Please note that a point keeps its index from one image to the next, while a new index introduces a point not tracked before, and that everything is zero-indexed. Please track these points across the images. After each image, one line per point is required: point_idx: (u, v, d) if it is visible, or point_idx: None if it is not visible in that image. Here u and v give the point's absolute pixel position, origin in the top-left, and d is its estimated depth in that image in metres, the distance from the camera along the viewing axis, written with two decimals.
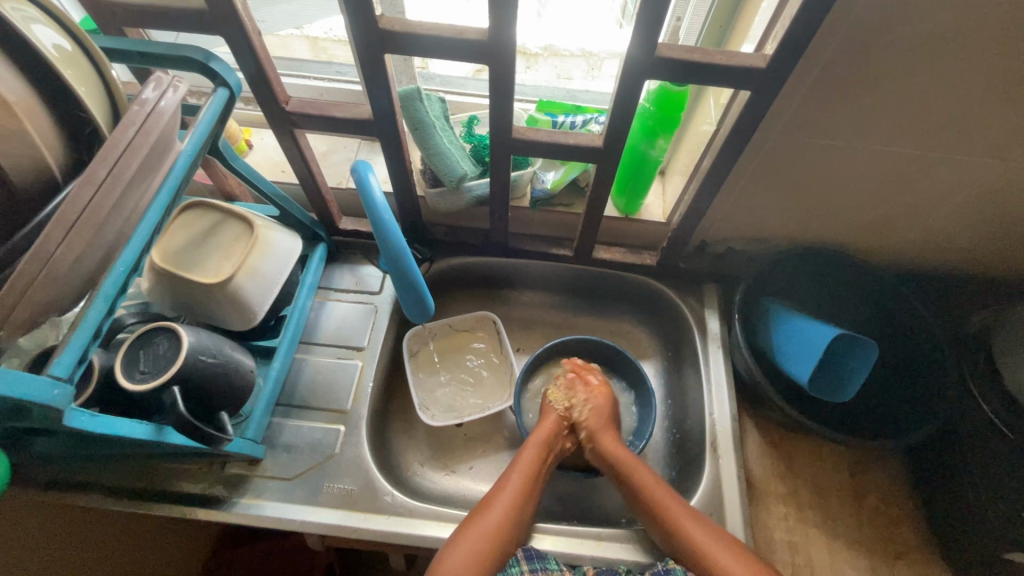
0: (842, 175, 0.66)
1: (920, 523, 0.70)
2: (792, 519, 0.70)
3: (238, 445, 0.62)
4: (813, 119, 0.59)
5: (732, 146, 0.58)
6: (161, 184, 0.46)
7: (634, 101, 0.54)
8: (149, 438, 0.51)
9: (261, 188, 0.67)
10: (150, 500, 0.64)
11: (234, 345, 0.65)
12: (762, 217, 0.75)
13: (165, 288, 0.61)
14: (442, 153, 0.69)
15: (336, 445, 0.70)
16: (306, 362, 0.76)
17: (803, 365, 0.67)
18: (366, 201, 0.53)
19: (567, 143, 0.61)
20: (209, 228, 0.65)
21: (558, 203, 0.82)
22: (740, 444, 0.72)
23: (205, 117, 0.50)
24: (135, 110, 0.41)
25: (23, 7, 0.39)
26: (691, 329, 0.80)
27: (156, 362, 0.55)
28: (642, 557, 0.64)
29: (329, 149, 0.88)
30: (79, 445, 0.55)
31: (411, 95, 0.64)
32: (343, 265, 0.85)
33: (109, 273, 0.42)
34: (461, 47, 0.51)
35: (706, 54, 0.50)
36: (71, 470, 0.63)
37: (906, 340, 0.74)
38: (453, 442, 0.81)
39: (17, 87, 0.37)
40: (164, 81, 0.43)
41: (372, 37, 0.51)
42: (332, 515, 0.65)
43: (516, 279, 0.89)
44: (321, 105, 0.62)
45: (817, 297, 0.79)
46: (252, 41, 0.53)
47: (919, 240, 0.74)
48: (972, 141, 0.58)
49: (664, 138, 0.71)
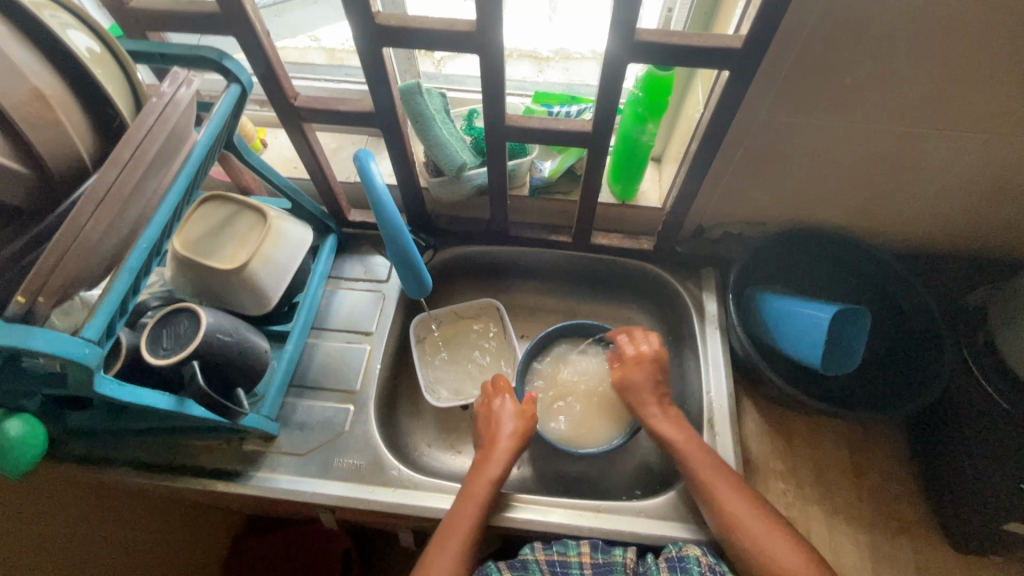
0: (832, 154, 0.67)
1: (921, 498, 0.70)
2: (791, 495, 0.70)
3: (253, 421, 0.66)
4: (797, 98, 0.61)
5: (716, 127, 0.60)
6: (180, 170, 0.50)
7: (619, 84, 0.57)
8: (172, 409, 0.55)
9: (274, 181, 0.71)
10: (172, 474, 0.68)
11: (250, 328, 0.69)
12: (756, 199, 0.77)
13: (187, 276, 0.66)
14: (442, 144, 0.73)
15: (346, 423, 0.74)
16: (318, 346, 0.80)
17: (799, 342, 0.68)
18: (367, 186, 0.56)
19: (558, 129, 0.64)
20: (226, 218, 0.69)
21: (557, 191, 0.86)
22: (738, 422, 0.74)
23: (219, 111, 0.55)
24: (154, 101, 0.45)
25: (59, 14, 0.43)
26: (690, 310, 0.82)
27: (177, 339, 0.59)
28: (638, 530, 0.65)
29: (338, 146, 0.93)
30: (109, 418, 0.60)
31: (411, 90, 0.67)
32: (353, 256, 0.90)
33: (133, 249, 0.47)
34: (453, 38, 0.55)
35: (685, 37, 0.52)
36: (104, 445, 0.68)
37: (906, 318, 0.74)
38: (460, 424, 0.84)
39: (54, 84, 0.41)
40: (180, 78, 0.48)
41: (371, 32, 0.55)
42: (342, 488, 0.68)
43: (520, 267, 0.92)
44: (327, 100, 0.66)
45: (812, 278, 0.80)
46: (261, 40, 0.58)
47: (914, 218, 0.75)
48: (956, 116, 0.59)
49: (654, 123, 0.73)
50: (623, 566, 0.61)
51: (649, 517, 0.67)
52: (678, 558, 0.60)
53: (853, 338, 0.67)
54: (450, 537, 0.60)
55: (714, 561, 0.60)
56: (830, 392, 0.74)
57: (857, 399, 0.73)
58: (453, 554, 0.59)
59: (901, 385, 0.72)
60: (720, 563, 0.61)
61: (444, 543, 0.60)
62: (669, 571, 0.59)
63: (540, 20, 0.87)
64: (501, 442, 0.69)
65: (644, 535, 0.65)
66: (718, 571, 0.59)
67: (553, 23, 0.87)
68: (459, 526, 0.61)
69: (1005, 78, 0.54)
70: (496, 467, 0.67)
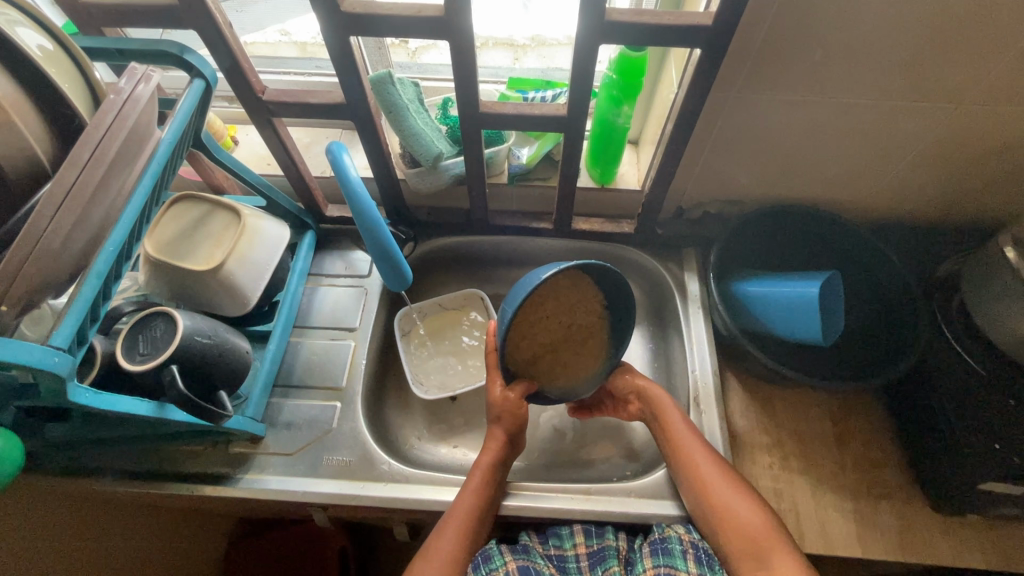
0: (805, 131, 0.68)
1: (900, 463, 0.72)
2: (777, 467, 0.72)
3: (238, 422, 0.65)
4: (768, 76, 0.61)
5: (689, 107, 0.60)
6: (144, 169, 0.49)
7: (591, 67, 0.57)
8: (151, 415, 0.54)
9: (246, 179, 0.70)
10: (157, 481, 0.67)
11: (229, 329, 0.67)
12: (734, 178, 0.78)
13: (162, 280, 0.64)
14: (418, 134, 0.72)
15: (333, 420, 0.74)
16: (301, 344, 0.79)
17: (785, 318, 0.69)
18: (341, 179, 0.56)
19: (533, 115, 0.64)
20: (198, 219, 0.67)
21: (536, 177, 0.86)
22: (723, 398, 0.75)
23: (183, 107, 0.53)
24: (112, 98, 0.44)
25: (6, 11, 0.41)
26: (672, 291, 0.84)
27: (154, 344, 0.58)
28: (630, 510, 0.66)
29: (312, 141, 0.92)
30: (90, 428, 0.58)
31: (382, 80, 0.65)
32: (333, 252, 0.89)
33: (100, 253, 0.46)
34: (421, 24, 0.54)
35: (654, 17, 0.52)
36: (85, 457, 0.66)
37: (882, 289, 0.75)
38: (449, 416, 0.84)
39: (4, 85, 0.40)
40: (138, 73, 0.46)
41: (338, 21, 0.53)
42: (332, 485, 0.68)
43: (503, 256, 0.92)
44: (296, 93, 0.65)
45: (790, 254, 0.82)
46: (224, 33, 0.56)
47: (886, 189, 0.77)
48: (924, 88, 0.60)
49: (629, 105, 0.73)
50: (616, 552, 0.64)
51: (640, 496, 0.67)
52: (659, 540, 0.63)
53: (835, 304, 0.68)
54: (454, 519, 0.62)
55: (697, 537, 0.63)
56: (814, 364, 0.76)
57: (838, 370, 0.75)
58: (455, 548, 0.60)
59: (881, 352, 0.73)
60: (701, 539, 0.63)
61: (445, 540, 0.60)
62: (652, 556, 0.62)
63: (513, 10, 0.86)
64: (493, 439, 0.69)
65: (635, 514, 0.66)
66: (701, 548, 0.62)
67: (525, 13, 0.86)
68: (459, 514, 0.62)
69: (968, 49, 0.55)
70: (490, 459, 0.67)
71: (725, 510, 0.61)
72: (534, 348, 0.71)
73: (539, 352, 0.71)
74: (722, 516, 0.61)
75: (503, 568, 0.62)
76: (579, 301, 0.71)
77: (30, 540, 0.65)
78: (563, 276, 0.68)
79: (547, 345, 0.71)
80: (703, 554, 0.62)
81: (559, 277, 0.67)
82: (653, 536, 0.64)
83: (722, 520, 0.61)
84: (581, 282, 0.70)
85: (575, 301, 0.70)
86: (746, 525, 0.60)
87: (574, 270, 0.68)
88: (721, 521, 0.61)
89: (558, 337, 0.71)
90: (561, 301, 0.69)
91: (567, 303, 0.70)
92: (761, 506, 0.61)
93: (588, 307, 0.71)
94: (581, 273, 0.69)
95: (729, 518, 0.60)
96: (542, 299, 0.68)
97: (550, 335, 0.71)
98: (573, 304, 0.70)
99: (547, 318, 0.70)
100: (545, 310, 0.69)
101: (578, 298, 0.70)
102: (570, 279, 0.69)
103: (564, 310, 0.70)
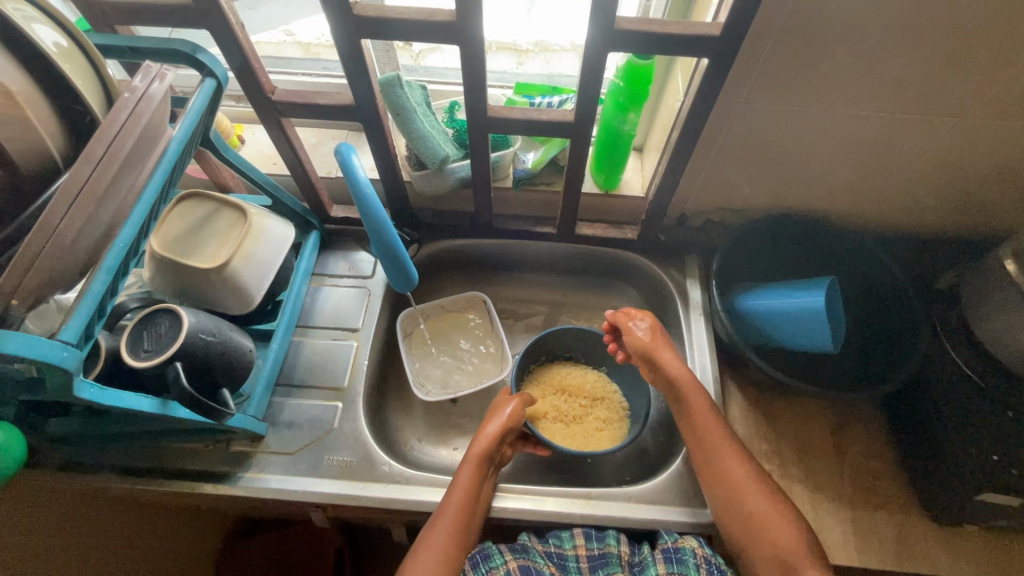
0: (808, 141, 0.69)
1: (897, 474, 0.72)
2: (776, 475, 0.72)
3: (240, 420, 0.65)
4: (773, 87, 0.62)
5: (696, 115, 0.61)
6: (155, 167, 0.49)
7: (600, 74, 0.57)
8: (155, 412, 0.54)
9: (253, 178, 0.70)
10: (158, 478, 0.67)
11: (233, 327, 0.67)
12: (737, 186, 0.78)
13: (166, 277, 0.64)
14: (424, 137, 0.72)
15: (334, 420, 0.74)
16: (303, 344, 0.80)
17: (788, 325, 0.69)
18: (350, 180, 0.56)
19: (541, 120, 0.64)
20: (204, 216, 0.67)
21: (540, 182, 0.86)
22: (723, 405, 0.75)
23: (195, 106, 0.54)
24: (126, 96, 0.44)
25: (23, 8, 0.42)
26: (674, 297, 0.84)
27: (158, 341, 0.58)
28: (630, 514, 0.66)
29: (318, 141, 0.92)
30: (92, 424, 0.58)
31: (391, 82, 0.66)
32: (337, 252, 0.89)
33: (110, 249, 0.46)
34: (431, 29, 0.54)
35: (663, 26, 0.53)
36: (86, 453, 0.66)
37: (886, 300, 0.75)
38: (450, 418, 0.84)
39: (20, 80, 0.40)
40: (152, 72, 0.47)
41: (350, 25, 0.54)
42: (333, 485, 0.68)
43: (506, 260, 0.92)
44: (305, 94, 0.65)
45: (790, 264, 0.83)
46: (236, 33, 0.56)
47: (887, 201, 0.77)
48: (927, 101, 0.61)
49: (635, 112, 0.74)
50: (618, 559, 0.63)
51: (639, 501, 0.68)
52: (672, 548, 0.62)
53: (837, 310, 0.68)
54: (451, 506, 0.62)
55: (710, 553, 0.62)
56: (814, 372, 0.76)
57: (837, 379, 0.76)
58: (453, 536, 0.60)
59: (881, 361, 0.74)
60: (717, 557, 0.63)
61: (443, 528, 0.61)
62: (665, 563, 0.61)
63: (519, 13, 0.86)
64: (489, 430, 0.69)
65: (632, 519, 0.66)
66: (714, 564, 0.61)
67: (530, 17, 0.87)
68: (456, 503, 0.62)
69: (970, 65, 0.56)
70: (483, 449, 0.66)
71: (759, 518, 0.60)
72: (548, 411, 0.79)
73: (553, 415, 0.79)
74: (749, 522, 0.60)
75: (503, 566, 0.62)
76: (604, 399, 0.82)
77: (28, 538, 0.64)
78: (590, 366, 0.86)
79: (560, 414, 0.79)
80: (715, 568, 0.61)
81: (586, 364, 0.86)
82: (667, 544, 0.63)
83: (745, 525, 0.61)
84: (606, 383, 0.84)
85: (597, 391, 0.82)
86: (773, 534, 0.59)
87: (603, 370, 0.85)
88: (749, 529, 0.60)
89: (572, 411, 0.80)
90: (584, 385, 0.83)
91: (591, 389, 0.82)
92: (783, 511, 0.60)
93: (609, 406, 0.81)
94: (610, 383, 0.84)
95: (760, 525, 0.60)
96: (568, 373, 0.84)
97: (567, 408, 0.80)
98: (597, 391, 0.82)
99: (567, 393, 0.82)
100: (569, 386, 0.82)
101: (602, 395, 0.82)
102: (597, 374, 0.85)
103: (586, 396, 0.82)
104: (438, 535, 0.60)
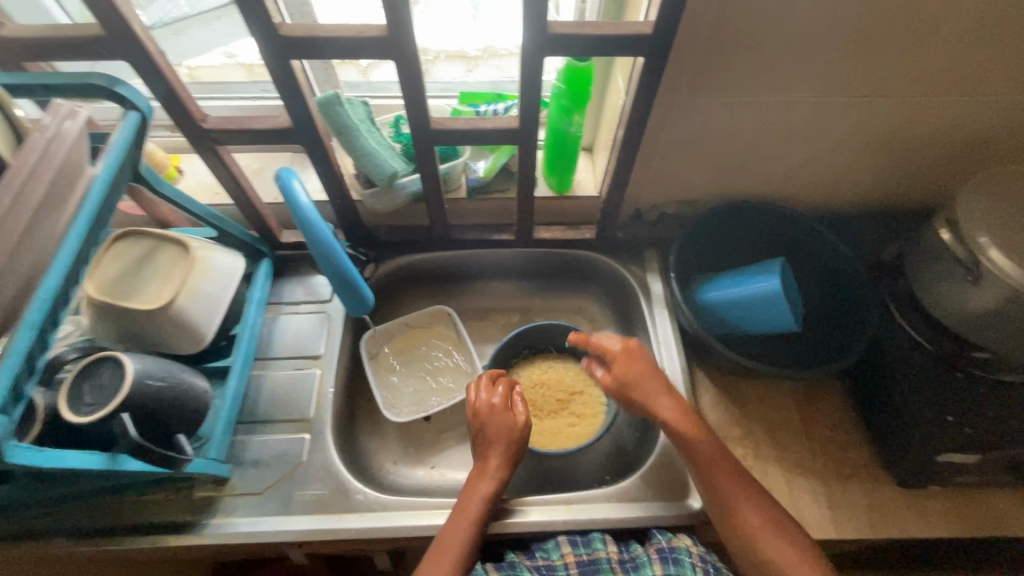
0: (749, 130, 0.70)
1: (863, 443, 0.75)
2: (750, 458, 0.73)
3: (199, 466, 0.62)
4: (710, 80, 0.63)
5: (638, 113, 0.61)
6: (77, 210, 0.47)
7: (539, 80, 0.57)
8: (102, 468, 0.51)
9: (193, 210, 0.67)
10: (117, 535, 0.63)
11: (184, 367, 0.64)
12: (687, 179, 0.80)
13: (107, 323, 0.61)
14: (370, 154, 0.71)
15: (303, 453, 0.71)
16: (263, 377, 0.77)
17: (748, 309, 0.71)
18: (293, 206, 0.54)
19: (486, 129, 0.64)
20: (144, 254, 0.64)
21: (494, 190, 0.86)
22: (693, 394, 0.76)
23: (118, 140, 0.51)
24: (35, 137, 0.43)
25: None
26: (637, 293, 0.85)
27: (101, 393, 0.54)
28: (613, 514, 0.66)
29: (262, 166, 0.89)
30: (36, 488, 0.54)
31: (330, 101, 0.64)
32: (292, 278, 0.86)
33: (33, 302, 0.42)
34: (364, 45, 0.53)
35: (596, 27, 0.53)
36: (35, 518, 0.62)
37: (837, 275, 0.78)
38: (424, 437, 0.82)
39: None
40: (63, 110, 0.46)
41: (278, 46, 0.52)
42: (305, 521, 0.65)
43: (468, 271, 0.91)
44: (240, 119, 0.63)
45: (745, 250, 0.84)
46: (157, 63, 0.54)
47: (829, 181, 0.80)
48: (855, 83, 0.63)
49: (579, 113, 0.74)
50: (608, 563, 0.62)
51: (622, 500, 0.68)
52: (667, 549, 0.62)
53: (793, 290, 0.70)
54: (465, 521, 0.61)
55: (704, 550, 0.62)
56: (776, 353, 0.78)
57: (798, 357, 0.78)
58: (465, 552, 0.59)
59: (838, 336, 0.76)
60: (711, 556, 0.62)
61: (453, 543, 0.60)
62: (662, 564, 0.60)
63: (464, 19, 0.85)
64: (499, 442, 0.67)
65: (614, 519, 0.66)
66: (709, 560, 0.61)
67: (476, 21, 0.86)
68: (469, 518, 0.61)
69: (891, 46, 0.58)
70: (498, 463, 0.66)
71: (746, 520, 0.60)
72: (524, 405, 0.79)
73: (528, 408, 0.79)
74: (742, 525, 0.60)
75: None
76: (584, 392, 0.81)
77: None
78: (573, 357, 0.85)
79: (535, 407, 0.79)
80: (711, 566, 0.61)
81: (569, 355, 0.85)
82: (661, 544, 0.63)
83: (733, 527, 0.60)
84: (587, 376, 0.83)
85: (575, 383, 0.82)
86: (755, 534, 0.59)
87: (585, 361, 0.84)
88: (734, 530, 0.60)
89: (547, 405, 0.80)
90: (563, 378, 0.82)
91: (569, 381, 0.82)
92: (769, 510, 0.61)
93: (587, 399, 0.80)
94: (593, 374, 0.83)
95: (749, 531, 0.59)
96: (548, 367, 0.84)
97: (544, 402, 0.80)
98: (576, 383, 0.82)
99: (545, 386, 0.82)
100: (548, 379, 0.82)
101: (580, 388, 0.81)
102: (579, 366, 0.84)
103: (565, 389, 0.81)
104: (450, 551, 0.59)
